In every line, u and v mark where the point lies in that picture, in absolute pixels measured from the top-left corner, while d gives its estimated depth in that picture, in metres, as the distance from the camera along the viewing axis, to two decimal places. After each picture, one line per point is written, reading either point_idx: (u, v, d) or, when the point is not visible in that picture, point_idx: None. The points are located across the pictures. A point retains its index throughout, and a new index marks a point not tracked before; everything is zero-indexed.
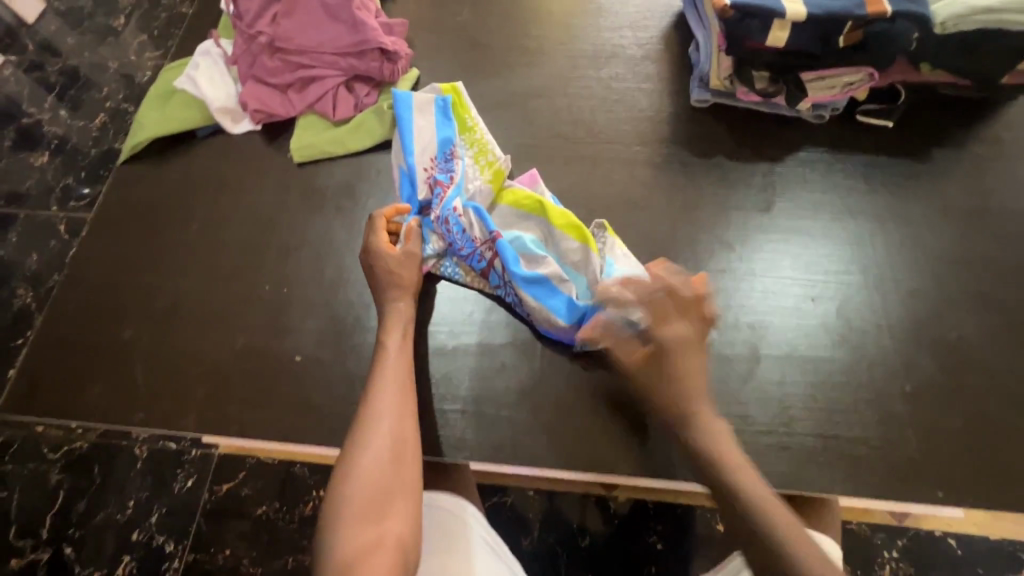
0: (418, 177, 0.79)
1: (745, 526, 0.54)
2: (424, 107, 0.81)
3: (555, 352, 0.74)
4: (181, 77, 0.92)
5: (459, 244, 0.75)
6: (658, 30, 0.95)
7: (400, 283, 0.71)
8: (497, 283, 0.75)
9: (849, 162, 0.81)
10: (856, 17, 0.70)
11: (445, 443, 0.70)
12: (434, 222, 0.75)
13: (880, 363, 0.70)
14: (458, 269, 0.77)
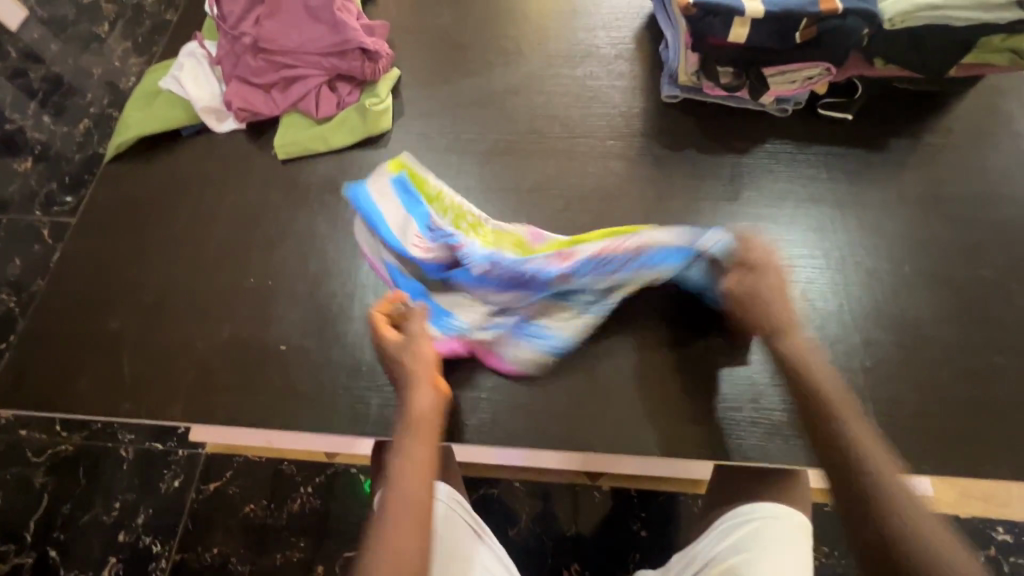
0: (418, 261, 0.77)
1: (862, 516, 0.55)
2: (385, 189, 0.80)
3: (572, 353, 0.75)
4: (166, 78, 0.95)
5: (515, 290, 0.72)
6: (630, 30, 0.99)
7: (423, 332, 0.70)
8: (573, 302, 0.74)
9: (812, 153, 0.85)
10: (810, 14, 0.73)
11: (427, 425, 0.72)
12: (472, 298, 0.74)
13: (843, 340, 0.73)
14: (513, 331, 0.73)
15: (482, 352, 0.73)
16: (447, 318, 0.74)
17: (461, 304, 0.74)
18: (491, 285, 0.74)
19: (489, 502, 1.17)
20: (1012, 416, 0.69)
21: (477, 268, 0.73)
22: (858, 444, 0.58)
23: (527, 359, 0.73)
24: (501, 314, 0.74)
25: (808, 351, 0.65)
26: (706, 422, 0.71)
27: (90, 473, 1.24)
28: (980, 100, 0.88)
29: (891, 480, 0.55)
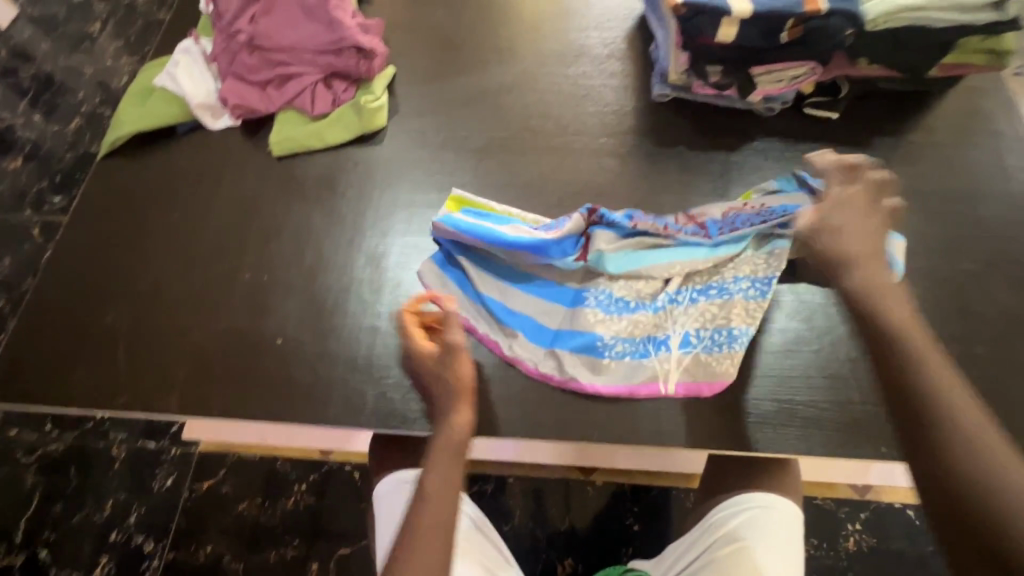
0: (531, 285, 0.77)
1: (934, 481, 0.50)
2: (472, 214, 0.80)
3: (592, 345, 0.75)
4: (161, 74, 0.95)
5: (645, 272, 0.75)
6: (622, 31, 1.01)
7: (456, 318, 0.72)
8: (697, 301, 0.75)
9: (799, 150, 0.87)
10: (795, 14, 0.75)
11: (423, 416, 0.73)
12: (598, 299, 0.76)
13: (830, 332, 0.75)
14: (656, 350, 0.73)
15: (643, 382, 0.72)
16: (578, 346, 0.74)
17: (586, 324, 0.74)
18: (619, 300, 0.76)
19: (485, 499, 1.17)
20: (993, 404, 0.71)
21: (598, 285, 0.77)
22: (941, 383, 0.54)
23: (701, 370, 0.72)
24: (629, 332, 0.74)
25: (884, 290, 0.62)
26: (696, 412, 0.72)
27: (82, 473, 1.23)
28: (960, 100, 0.91)
29: (971, 422, 0.51)
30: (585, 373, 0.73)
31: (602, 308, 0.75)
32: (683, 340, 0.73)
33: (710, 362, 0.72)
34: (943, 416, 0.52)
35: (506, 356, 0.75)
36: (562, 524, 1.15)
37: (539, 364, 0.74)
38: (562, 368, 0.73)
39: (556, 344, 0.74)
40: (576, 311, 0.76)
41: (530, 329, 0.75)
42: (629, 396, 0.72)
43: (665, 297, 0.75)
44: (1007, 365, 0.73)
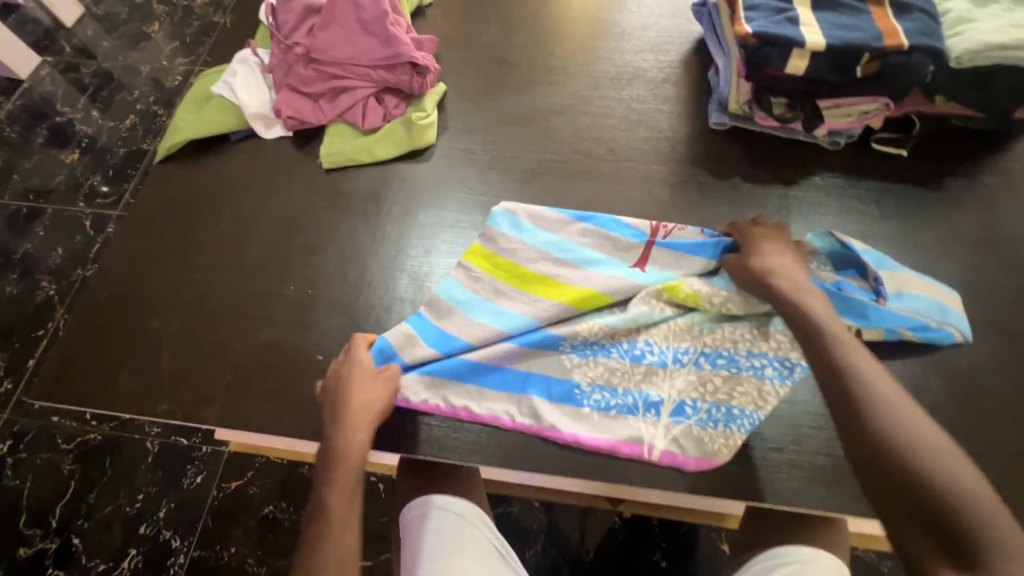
0: (526, 334, 0.74)
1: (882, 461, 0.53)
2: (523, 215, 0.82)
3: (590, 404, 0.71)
4: (219, 83, 0.96)
5: (622, 352, 0.73)
6: (679, 54, 0.99)
7: (370, 405, 0.68)
8: (697, 367, 0.71)
9: (862, 188, 0.83)
10: (873, 49, 0.71)
11: (460, 445, 0.70)
12: (586, 354, 0.73)
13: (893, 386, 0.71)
14: (645, 410, 0.70)
15: (625, 441, 0.68)
16: (559, 398, 0.71)
17: (557, 371, 0.72)
18: (628, 353, 0.73)
19: (508, 522, 1.15)
20: None
21: (575, 335, 0.73)
22: (905, 423, 0.54)
23: (691, 444, 0.68)
24: (608, 381, 0.72)
25: (881, 378, 0.57)
26: (744, 462, 0.68)
27: (116, 465, 1.26)
28: None
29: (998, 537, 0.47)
30: (565, 423, 0.70)
31: (577, 354, 0.73)
32: (675, 408, 0.69)
33: (702, 436, 0.68)
34: (961, 537, 0.48)
35: (475, 417, 0.71)
36: (586, 555, 1.12)
37: (516, 417, 0.71)
38: (539, 418, 0.70)
39: (530, 391, 0.72)
40: (549, 356, 0.73)
41: (506, 383, 0.72)
42: (609, 452, 0.68)
43: (643, 346, 0.73)
44: None
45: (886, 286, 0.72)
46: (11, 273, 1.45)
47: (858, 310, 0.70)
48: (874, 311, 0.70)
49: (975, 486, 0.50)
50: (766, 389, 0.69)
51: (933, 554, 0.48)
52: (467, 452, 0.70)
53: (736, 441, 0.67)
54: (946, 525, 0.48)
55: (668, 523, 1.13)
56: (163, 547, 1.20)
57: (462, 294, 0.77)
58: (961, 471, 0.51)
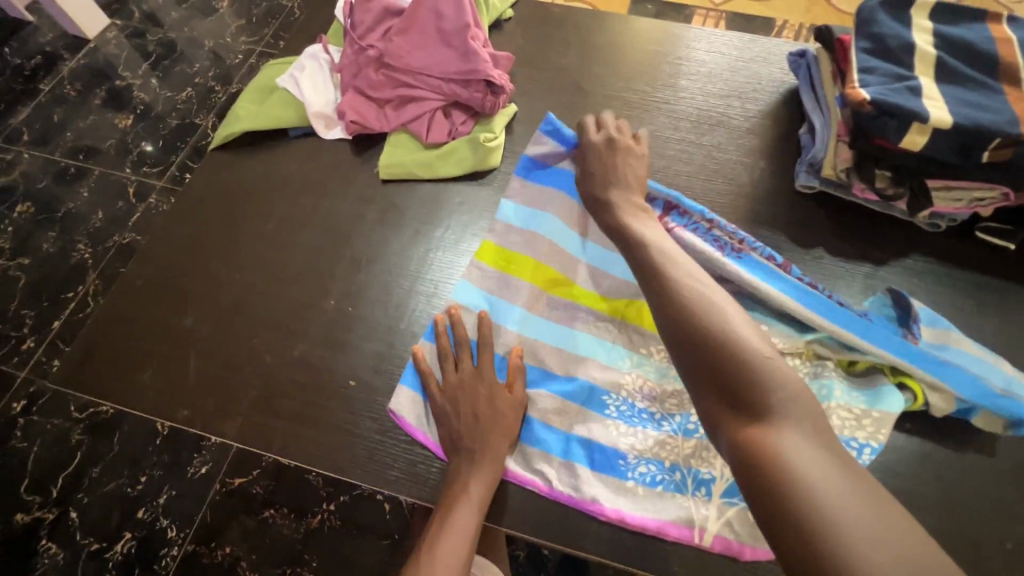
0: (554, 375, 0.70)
1: (678, 327, 0.56)
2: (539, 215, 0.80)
3: (637, 479, 0.64)
4: (285, 76, 0.93)
5: (672, 421, 0.67)
6: (767, 105, 0.92)
7: (497, 412, 0.66)
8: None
9: (959, 279, 0.76)
10: (1007, 134, 0.64)
11: (505, 499, 0.65)
12: (625, 409, 0.68)
13: (976, 509, 0.64)
14: (695, 489, 0.63)
15: (674, 523, 0.61)
16: (601, 467, 0.65)
17: (602, 436, 0.66)
18: (682, 424, 0.66)
19: None
20: None
21: (620, 391, 0.69)
22: (691, 287, 0.58)
23: (748, 531, 0.60)
24: (657, 454, 0.65)
25: (685, 269, 0.61)
26: None
27: (123, 444, 1.23)
28: None
29: (787, 390, 0.50)
30: (608, 497, 0.63)
31: (624, 420, 0.67)
32: (728, 489, 0.62)
33: (761, 525, 0.60)
34: (755, 396, 0.51)
35: (515, 477, 0.65)
36: None
37: (556, 482, 0.65)
38: (580, 487, 0.64)
39: (573, 459, 0.65)
40: (595, 418, 0.68)
41: (548, 442, 0.66)
42: (656, 534, 0.62)
43: (697, 420, 0.66)
44: None
45: (952, 348, 0.64)
46: (50, 230, 1.45)
47: (906, 354, 0.63)
48: (917, 353, 0.63)
49: (761, 345, 0.53)
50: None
51: (734, 418, 0.51)
52: (506, 511, 0.64)
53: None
54: (742, 385, 0.51)
55: None
56: (158, 535, 1.16)
57: (482, 300, 0.75)
58: (744, 327, 0.55)
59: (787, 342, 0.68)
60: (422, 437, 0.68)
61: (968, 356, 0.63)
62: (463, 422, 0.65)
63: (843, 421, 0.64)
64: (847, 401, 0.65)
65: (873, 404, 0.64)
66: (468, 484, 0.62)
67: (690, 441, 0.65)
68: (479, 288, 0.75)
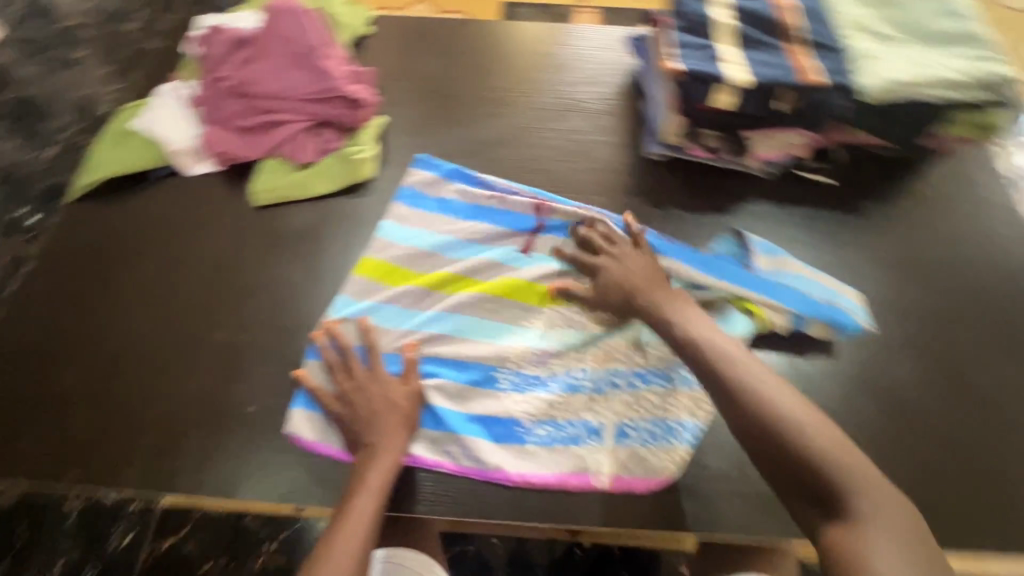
0: (445, 361, 0.73)
1: (749, 425, 0.58)
2: (418, 218, 0.84)
3: (536, 442, 0.69)
4: (140, 118, 0.91)
5: (557, 382, 0.72)
6: (616, 86, 1.01)
7: (393, 407, 0.68)
8: (632, 388, 0.71)
9: (793, 216, 0.86)
10: (793, 86, 0.76)
11: (416, 487, 0.68)
12: (513, 380, 0.73)
13: (828, 408, 0.73)
14: (587, 438, 0.69)
15: (573, 473, 0.68)
16: (501, 437, 0.70)
17: (498, 408, 0.71)
18: (568, 381, 0.72)
19: (462, 559, 1.07)
20: (993, 488, 0.70)
21: (507, 364, 0.73)
22: (753, 380, 0.59)
23: (637, 464, 0.68)
24: (550, 415, 0.71)
25: (747, 367, 0.60)
26: (692, 493, 0.68)
27: None
28: (945, 169, 0.91)
29: (854, 480, 0.54)
30: (511, 463, 0.68)
31: (516, 390, 0.72)
32: (617, 431, 0.69)
33: (646, 456, 0.68)
34: (836, 496, 0.54)
35: (423, 462, 0.68)
36: None
37: (462, 459, 0.68)
38: (484, 460, 0.68)
39: (474, 435, 0.69)
40: (490, 394, 0.72)
41: (447, 423, 0.70)
42: (558, 486, 0.67)
43: (578, 375, 0.72)
44: (1006, 445, 0.72)
45: (781, 271, 0.77)
46: None
47: (747, 280, 0.74)
48: (751, 279, 0.74)
49: (824, 434, 0.56)
50: (698, 398, 0.70)
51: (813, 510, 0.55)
52: (419, 499, 0.67)
53: (681, 456, 0.68)
54: (814, 483, 0.55)
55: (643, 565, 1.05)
56: None
57: (363, 305, 0.77)
58: (807, 418, 0.57)
59: None
60: (326, 447, 0.69)
61: (790, 274, 0.77)
62: (364, 422, 0.67)
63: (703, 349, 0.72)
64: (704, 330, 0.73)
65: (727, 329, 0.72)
66: (366, 475, 0.64)
67: (574, 397, 0.71)
68: (357, 296, 0.78)
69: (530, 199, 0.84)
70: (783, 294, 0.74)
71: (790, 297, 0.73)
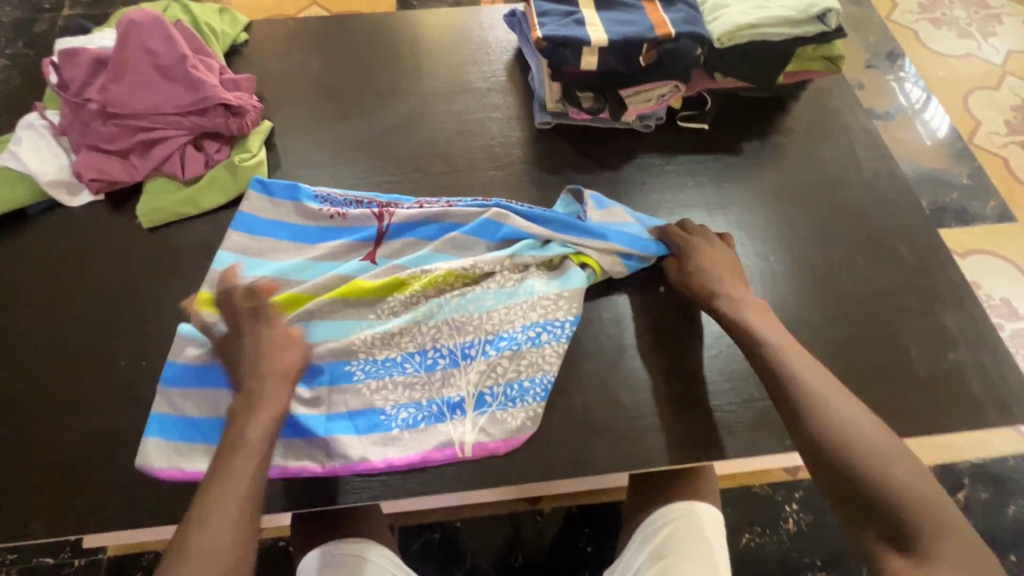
0: None
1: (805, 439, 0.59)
2: (256, 245, 0.81)
3: (398, 427, 0.70)
4: (3, 154, 0.86)
5: (412, 365, 0.72)
6: (501, 63, 1.03)
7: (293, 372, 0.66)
8: (485, 355, 0.72)
9: (678, 163, 0.90)
10: (648, 39, 0.81)
11: (297, 492, 0.68)
12: (366, 373, 0.72)
13: (727, 335, 0.78)
14: (450, 413, 0.70)
15: (437, 448, 0.68)
16: (364, 428, 0.69)
17: (359, 402, 0.70)
18: (424, 361, 0.72)
19: (428, 551, 1.05)
20: (888, 383, 0.75)
21: (357, 354, 0.72)
22: (831, 401, 0.60)
23: (497, 428, 0.70)
24: (411, 397, 0.71)
25: (829, 390, 0.61)
26: (607, 433, 0.72)
27: None
28: (810, 101, 0.98)
29: (917, 514, 0.52)
30: (375, 451, 0.68)
31: (372, 377, 0.71)
32: (477, 401, 0.70)
33: (505, 417, 0.70)
34: (904, 527, 0.52)
35: (288, 473, 0.67)
36: (516, 561, 1.04)
37: (330, 459, 0.68)
38: (348, 455, 0.68)
39: (335, 434, 0.69)
40: (349, 389, 0.71)
41: (306, 430, 0.68)
42: (423, 464, 0.68)
43: (434, 354, 0.72)
44: (892, 341, 0.77)
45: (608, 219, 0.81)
46: None
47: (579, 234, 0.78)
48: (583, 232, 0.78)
49: (899, 469, 0.55)
50: (547, 353, 0.73)
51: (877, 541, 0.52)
52: (321, 496, 0.68)
53: (536, 410, 0.71)
54: (882, 515, 0.53)
55: (607, 523, 1.07)
56: None
57: (223, 332, 0.72)
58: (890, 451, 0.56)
59: (494, 258, 0.75)
60: (189, 474, 0.67)
61: (621, 218, 0.82)
62: None
63: (545, 308, 0.74)
64: (546, 289, 0.76)
65: (564, 285, 0.76)
66: (249, 421, 0.61)
67: (430, 379, 0.71)
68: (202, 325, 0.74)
69: (371, 209, 0.82)
70: (617, 239, 0.79)
71: (609, 244, 0.78)
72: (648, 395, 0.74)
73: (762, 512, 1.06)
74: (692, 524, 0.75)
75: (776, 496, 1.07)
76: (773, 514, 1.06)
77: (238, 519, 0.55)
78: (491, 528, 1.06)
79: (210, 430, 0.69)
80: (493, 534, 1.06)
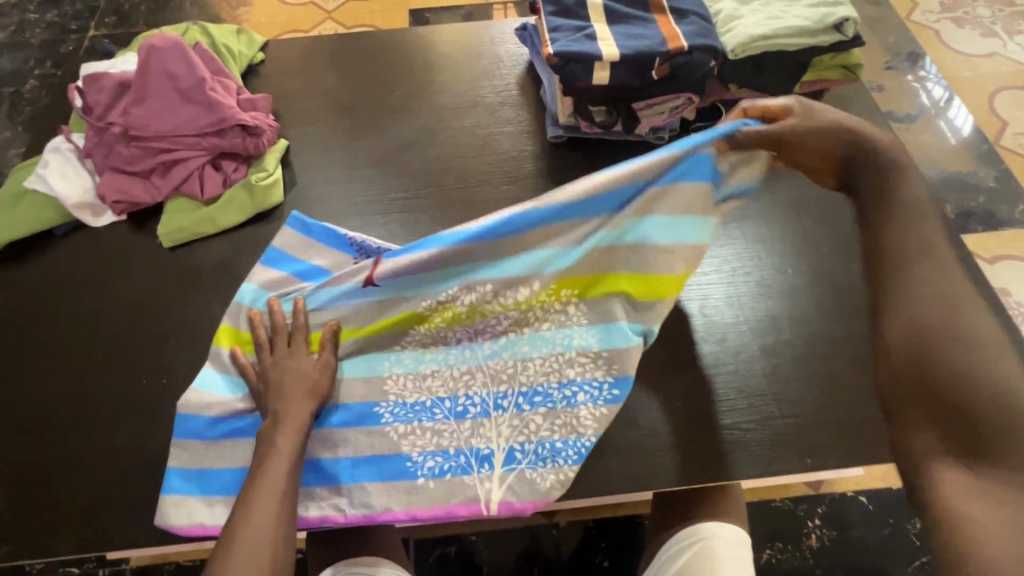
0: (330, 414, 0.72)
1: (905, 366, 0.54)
2: (285, 283, 0.78)
3: (424, 475, 0.69)
4: (31, 176, 0.89)
5: (439, 410, 0.72)
6: (513, 77, 1.03)
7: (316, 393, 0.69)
8: (519, 409, 0.71)
9: None
10: (660, 53, 0.80)
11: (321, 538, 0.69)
12: (396, 417, 0.72)
13: (745, 351, 0.76)
14: (478, 466, 0.69)
15: (462, 503, 0.68)
16: (388, 475, 0.69)
17: (386, 447, 0.70)
18: (454, 410, 0.71)
19: (445, 565, 1.05)
20: None
21: (387, 397, 0.73)
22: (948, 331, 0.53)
23: (525, 488, 0.68)
24: (438, 444, 0.70)
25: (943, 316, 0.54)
26: (623, 452, 0.71)
27: None
28: None
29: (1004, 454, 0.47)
30: (398, 501, 0.68)
31: (400, 421, 0.71)
32: (507, 456, 0.69)
33: (534, 478, 0.68)
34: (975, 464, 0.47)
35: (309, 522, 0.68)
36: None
37: (354, 506, 0.68)
38: (372, 504, 0.68)
39: (360, 479, 0.69)
40: (374, 432, 0.71)
41: (332, 476, 0.69)
42: (447, 517, 0.68)
43: (465, 402, 0.72)
44: None
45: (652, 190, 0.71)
46: None
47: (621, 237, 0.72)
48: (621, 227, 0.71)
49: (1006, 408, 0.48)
50: (582, 415, 0.70)
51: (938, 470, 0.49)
52: None
53: (567, 474, 0.68)
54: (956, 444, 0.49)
55: (625, 537, 1.05)
56: None
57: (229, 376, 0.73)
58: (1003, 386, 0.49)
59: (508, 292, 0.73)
60: (202, 528, 0.67)
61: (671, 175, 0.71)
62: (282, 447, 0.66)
63: (582, 366, 0.72)
64: (584, 346, 0.73)
65: (607, 343, 0.73)
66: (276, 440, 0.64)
67: (456, 423, 0.71)
68: (219, 370, 0.73)
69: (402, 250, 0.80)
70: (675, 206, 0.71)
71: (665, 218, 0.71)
72: (664, 413, 0.73)
73: (783, 527, 1.03)
74: (720, 546, 0.73)
75: (797, 511, 1.04)
76: (794, 529, 1.03)
77: (277, 534, 0.58)
78: (507, 541, 1.06)
79: (227, 482, 0.69)
80: (509, 547, 1.05)
